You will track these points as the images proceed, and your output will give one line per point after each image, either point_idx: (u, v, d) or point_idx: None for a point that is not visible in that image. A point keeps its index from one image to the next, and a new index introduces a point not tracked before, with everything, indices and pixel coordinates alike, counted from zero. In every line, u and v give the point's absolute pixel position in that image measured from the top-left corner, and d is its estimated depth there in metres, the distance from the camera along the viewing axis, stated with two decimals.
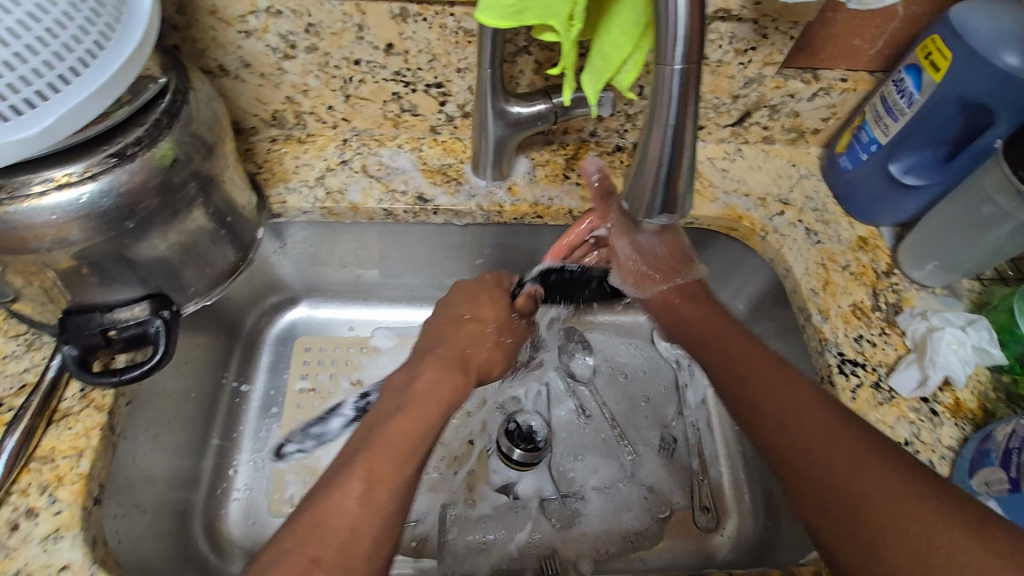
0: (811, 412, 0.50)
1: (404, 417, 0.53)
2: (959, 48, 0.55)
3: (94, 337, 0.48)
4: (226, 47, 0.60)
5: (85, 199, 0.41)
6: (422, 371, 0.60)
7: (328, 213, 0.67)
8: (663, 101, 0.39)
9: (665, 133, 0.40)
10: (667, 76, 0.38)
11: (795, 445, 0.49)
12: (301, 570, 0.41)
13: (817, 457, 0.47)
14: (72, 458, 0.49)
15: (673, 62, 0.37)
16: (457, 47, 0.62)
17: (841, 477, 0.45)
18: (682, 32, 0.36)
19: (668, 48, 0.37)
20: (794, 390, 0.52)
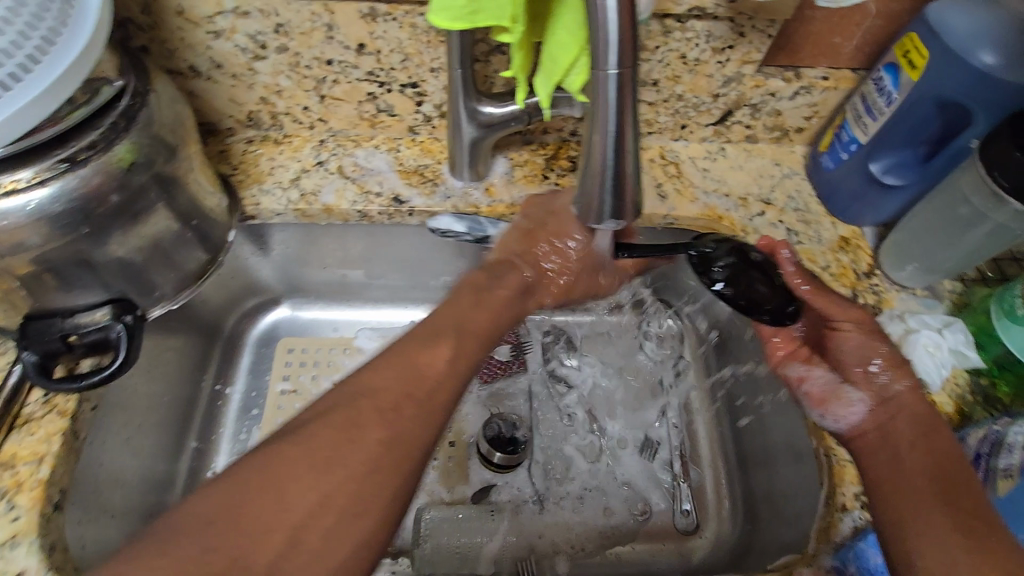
0: (950, 468, 0.49)
1: (403, 367, 0.48)
2: (934, 46, 0.54)
3: (54, 342, 0.48)
4: (195, 48, 0.59)
5: (33, 205, 0.41)
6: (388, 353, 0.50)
7: (303, 215, 0.67)
8: (602, 106, 0.38)
9: (605, 139, 0.39)
10: (602, 82, 0.37)
11: (914, 488, 0.49)
12: (296, 476, 0.40)
13: (941, 509, 0.47)
14: (32, 465, 0.48)
15: (608, 67, 0.36)
16: (429, 46, 0.61)
17: (948, 529, 0.45)
18: (614, 35, 0.35)
19: (604, 52, 0.36)
20: (941, 446, 0.50)
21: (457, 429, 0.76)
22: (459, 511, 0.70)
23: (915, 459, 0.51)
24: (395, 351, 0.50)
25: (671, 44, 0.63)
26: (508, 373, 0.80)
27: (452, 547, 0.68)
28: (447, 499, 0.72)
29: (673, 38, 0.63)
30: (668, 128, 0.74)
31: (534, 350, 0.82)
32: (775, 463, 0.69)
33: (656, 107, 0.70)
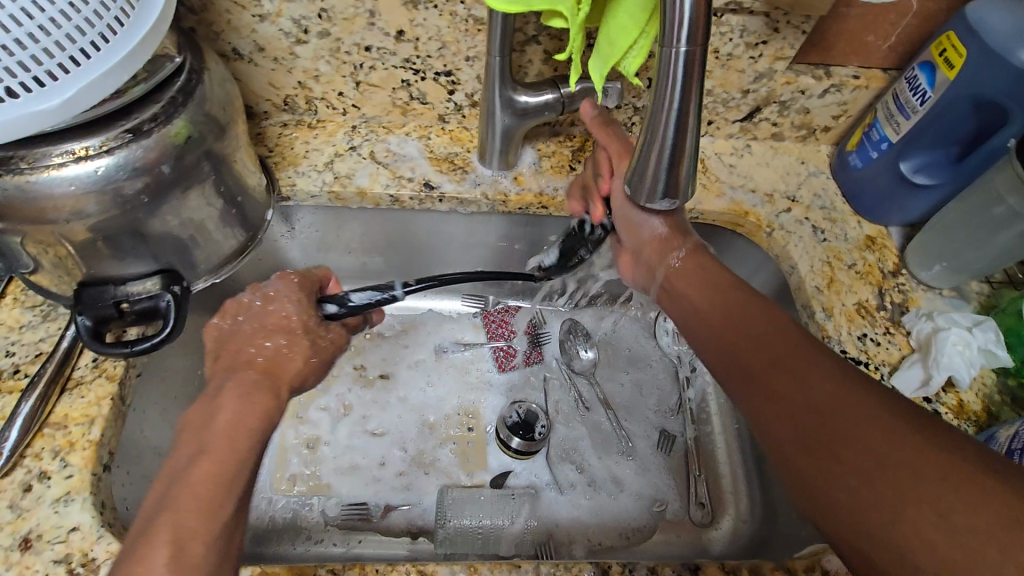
0: (800, 363, 0.46)
1: (189, 443, 0.45)
2: (973, 45, 0.55)
3: (107, 308, 0.49)
4: (240, 31, 0.61)
5: (101, 171, 0.42)
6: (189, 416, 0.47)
7: (336, 198, 0.68)
8: (666, 86, 0.39)
9: (668, 116, 0.40)
10: (671, 58, 0.38)
11: (783, 403, 0.45)
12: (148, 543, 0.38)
13: (800, 419, 0.44)
14: (83, 426, 0.50)
15: (678, 44, 0.37)
16: (467, 35, 0.62)
17: (823, 431, 0.42)
18: (686, 16, 0.36)
19: (674, 31, 0.37)
20: (783, 345, 0.48)
21: (478, 415, 0.77)
22: (480, 492, 0.71)
23: (765, 366, 0.48)
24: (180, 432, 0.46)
25: None
26: (527, 361, 0.81)
27: (473, 529, 0.67)
28: (468, 482, 0.73)
29: None
30: None
31: (552, 341, 0.83)
32: None
33: None
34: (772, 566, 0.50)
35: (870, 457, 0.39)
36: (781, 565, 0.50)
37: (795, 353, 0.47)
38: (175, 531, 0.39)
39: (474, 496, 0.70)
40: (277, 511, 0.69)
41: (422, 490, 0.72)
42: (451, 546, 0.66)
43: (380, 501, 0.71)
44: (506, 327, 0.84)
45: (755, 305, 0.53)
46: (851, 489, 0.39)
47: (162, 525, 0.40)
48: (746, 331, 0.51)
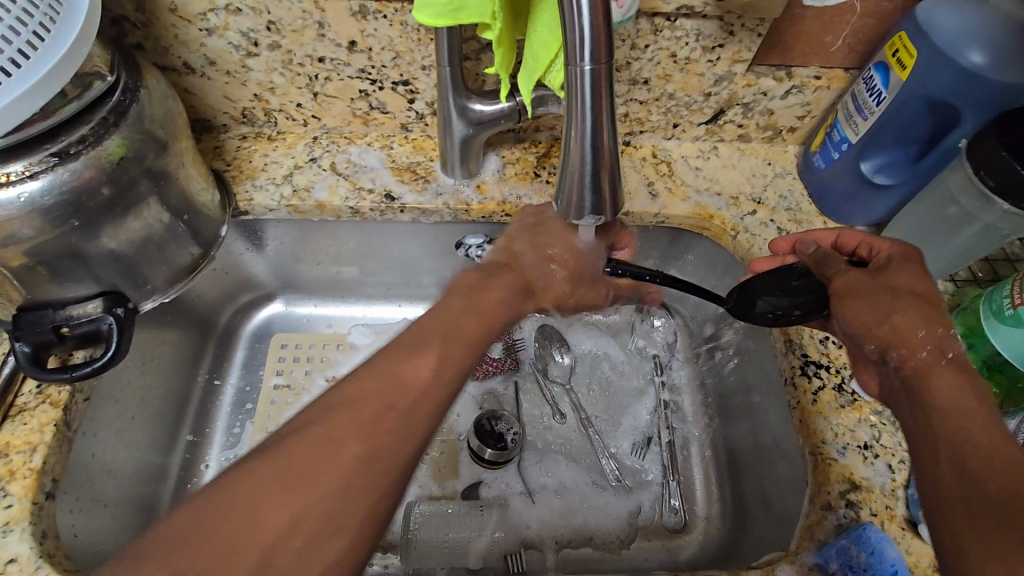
0: (958, 408, 0.42)
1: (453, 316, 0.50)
2: (922, 45, 0.55)
3: (46, 333, 0.48)
4: (189, 45, 0.60)
5: (26, 197, 0.42)
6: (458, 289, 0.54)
7: (295, 211, 0.68)
8: (577, 101, 0.38)
9: (582, 133, 0.39)
10: (576, 76, 0.37)
11: (934, 433, 0.42)
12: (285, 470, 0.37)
13: (947, 454, 0.40)
14: (25, 454, 0.49)
15: (582, 62, 0.36)
16: (420, 45, 0.61)
17: (967, 467, 0.39)
18: (587, 30, 0.35)
19: (577, 47, 0.36)
20: (947, 384, 0.44)
21: (450, 426, 0.77)
22: (447, 505, 0.70)
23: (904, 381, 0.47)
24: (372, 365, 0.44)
25: (661, 43, 0.63)
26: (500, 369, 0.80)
27: (440, 542, 0.66)
28: (437, 493, 0.72)
29: (663, 37, 0.63)
30: (660, 126, 0.74)
31: (527, 347, 0.82)
32: (767, 469, 0.68)
33: (647, 105, 0.70)
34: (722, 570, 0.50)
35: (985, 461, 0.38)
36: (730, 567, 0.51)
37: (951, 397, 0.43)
38: (441, 354, 0.46)
39: (441, 510, 0.69)
40: None
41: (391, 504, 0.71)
42: (419, 560, 0.66)
43: None
44: None
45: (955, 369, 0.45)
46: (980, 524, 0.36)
47: (436, 343, 0.47)
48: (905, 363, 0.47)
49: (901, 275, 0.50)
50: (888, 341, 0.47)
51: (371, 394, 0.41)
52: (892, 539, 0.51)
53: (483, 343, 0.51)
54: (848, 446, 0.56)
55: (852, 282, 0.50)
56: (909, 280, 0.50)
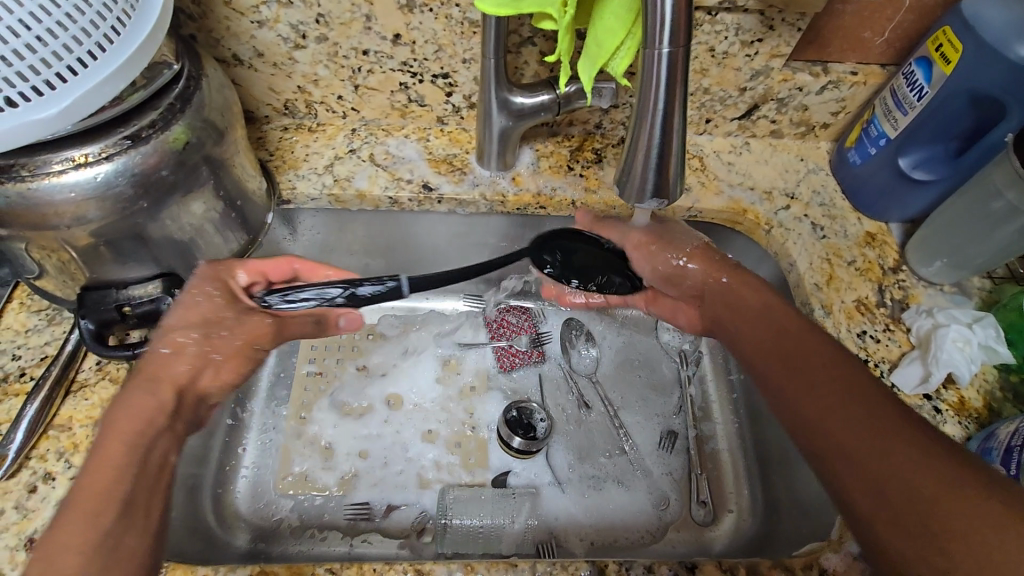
0: (843, 380, 0.47)
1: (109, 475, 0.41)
2: (969, 39, 0.55)
3: (109, 312, 0.50)
4: (239, 37, 0.61)
5: (101, 177, 0.43)
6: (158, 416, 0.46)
7: (336, 200, 0.69)
8: (652, 86, 0.39)
9: (655, 116, 0.40)
10: (654, 59, 0.38)
11: (825, 424, 0.46)
12: None
13: (839, 437, 0.45)
14: (87, 427, 0.51)
15: (660, 45, 0.37)
16: (462, 38, 0.63)
17: (866, 453, 0.43)
18: (668, 16, 0.36)
19: (655, 32, 0.37)
20: (829, 364, 0.49)
21: (479, 414, 0.78)
22: (480, 492, 0.72)
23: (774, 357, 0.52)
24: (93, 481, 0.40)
25: (700, 37, 0.64)
26: (529, 361, 0.82)
27: (474, 529, 0.68)
28: (469, 481, 0.73)
29: (702, 31, 0.63)
30: (693, 121, 0.74)
31: (553, 341, 0.84)
32: (795, 465, 0.68)
33: None
34: (769, 565, 0.49)
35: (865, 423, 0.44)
36: (778, 563, 0.49)
37: (836, 371, 0.48)
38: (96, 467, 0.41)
39: (475, 496, 0.71)
40: (282, 510, 0.70)
41: (422, 491, 0.72)
42: (452, 546, 0.67)
43: (382, 500, 0.71)
44: (509, 326, 0.84)
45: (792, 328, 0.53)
46: (892, 506, 0.41)
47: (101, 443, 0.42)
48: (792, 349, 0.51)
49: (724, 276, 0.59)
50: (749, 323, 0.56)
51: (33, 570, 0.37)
52: None
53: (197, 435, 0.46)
54: None
55: (718, 296, 0.59)
56: (712, 280, 0.60)
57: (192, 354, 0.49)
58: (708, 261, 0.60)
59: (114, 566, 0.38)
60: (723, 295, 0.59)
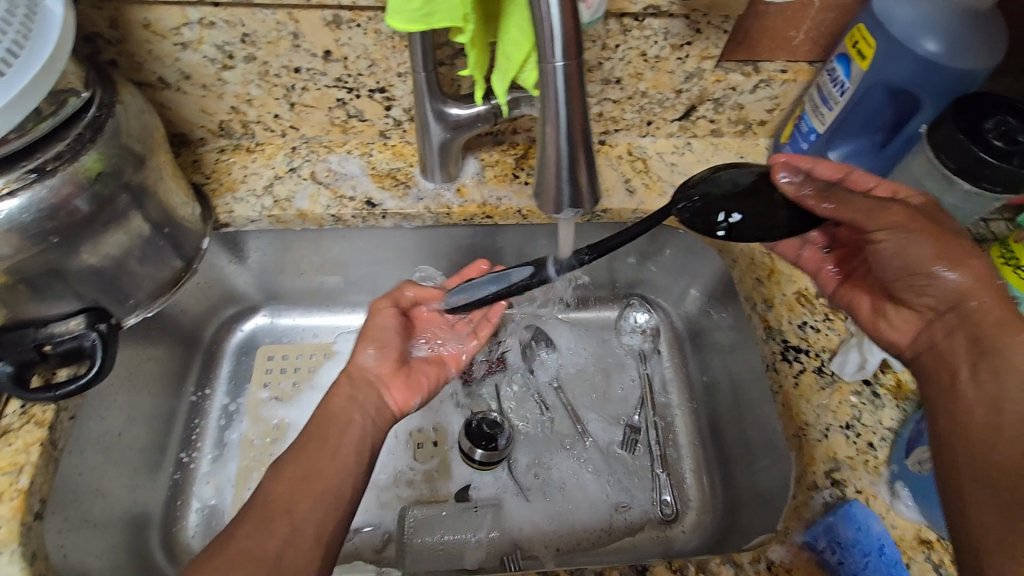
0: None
1: (340, 444, 0.54)
2: (880, 37, 0.56)
3: (28, 352, 0.49)
4: (163, 60, 0.60)
5: (4, 214, 0.42)
6: (347, 379, 0.61)
7: (277, 221, 0.68)
8: (552, 98, 0.39)
9: (557, 128, 0.41)
10: (550, 73, 0.38)
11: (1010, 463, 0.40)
12: (289, 503, 0.48)
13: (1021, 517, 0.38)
14: (11, 474, 0.49)
15: (554, 59, 0.38)
16: (395, 51, 0.62)
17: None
18: (558, 30, 0.37)
19: (548, 46, 0.37)
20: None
21: (440, 428, 0.77)
22: (439, 508, 0.70)
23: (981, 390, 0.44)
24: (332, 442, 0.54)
25: (631, 42, 0.65)
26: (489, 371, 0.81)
27: (436, 545, 0.67)
28: (429, 497, 0.72)
29: (633, 36, 0.64)
30: (635, 124, 0.75)
31: (513, 350, 0.83)
32: (755, 453, 0.68)
33: (622, 104, 0.72)
34: (718, 561, 0.50)
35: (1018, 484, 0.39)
36: (727, 560, 0.50)
37: None
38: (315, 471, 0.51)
39: (437, 514, 0.69)
40: None
41: (383, 511, 0.71)
42: (415, 563, 0.66)
43: None
44: None
45: (948, 313, 0.48)
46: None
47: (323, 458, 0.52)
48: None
49: (953, 272, 0.47)
50: (978, 331, 0.45)
51: (298, 478, 0.50)
52: (878, 515, 0.52)
53: (315, 446, 0.53)
54: (831, 426, 0.58)
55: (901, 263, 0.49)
56: (973, 298, 0.46)
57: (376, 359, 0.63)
58: (1005, 316, 0.45)
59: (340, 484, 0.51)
60: (966, 296, 0.47)
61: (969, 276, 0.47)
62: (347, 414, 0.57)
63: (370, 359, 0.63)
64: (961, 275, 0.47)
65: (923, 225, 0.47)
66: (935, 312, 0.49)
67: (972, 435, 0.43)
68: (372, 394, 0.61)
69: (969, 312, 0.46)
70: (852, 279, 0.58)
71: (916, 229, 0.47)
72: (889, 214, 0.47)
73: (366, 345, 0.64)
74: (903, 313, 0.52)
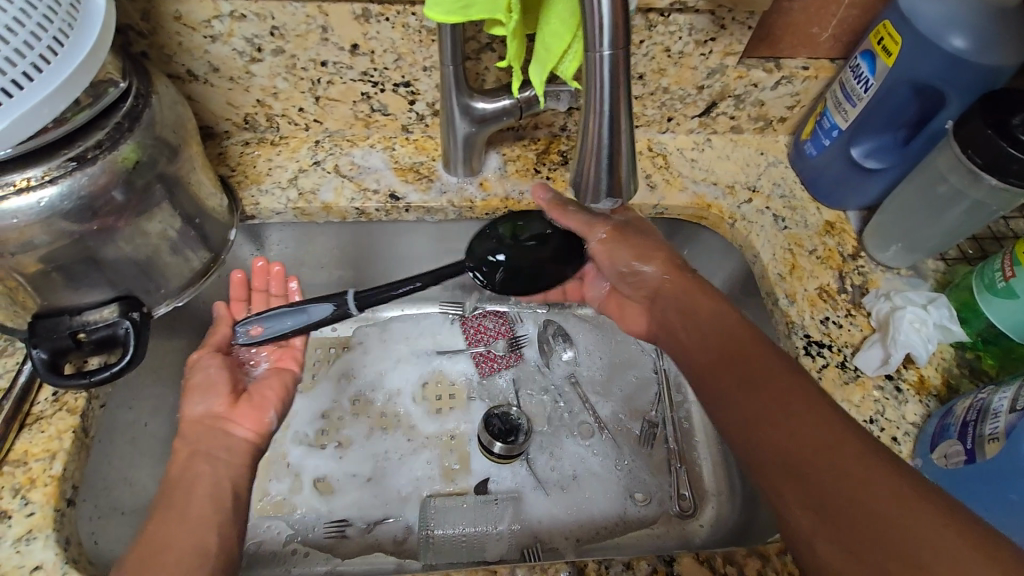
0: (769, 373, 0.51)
1: (177, 504, 0.51)
2: (907, 33, 0.57)
3: (63, 339, 0.49)
4: (193, 52, 0.60)
5: (44, 202, 0.42)
6: (180, 443, 0.57)
7: (302, 213, 0.68)
8: (597, 87, 0.40)
9: (601, 118, 0.41)
10: (597, 63, 0.39)
11: (790, 448, 0.46)
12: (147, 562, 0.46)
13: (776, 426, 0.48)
14: (45, 460, 0.50)
15: (601, 49, 0.38)
16: (421, 46, 0.63)
17: (792, 440, 0.46)
18: (607, 19, 0.37)
19: (596, 36, 0.38)
20: (806, 400, 0.48)
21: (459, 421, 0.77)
22: (460, 500, 0.71)
23: (741, 382, 0.53)
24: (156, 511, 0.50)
25: (655, 38, 0.65)
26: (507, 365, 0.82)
27: (457, 538, 0.67)
28: (448, 489, 0.73)
29: (657, 32, 0.65)
30: (655, 120, 0.76)
31: (530, 344, 0.84)
32: None
33: (643, 100, 0.72)
34: (745, 552, 0.50)
35: (833, 465, 0.43)
36: (754, 550, 0.50)
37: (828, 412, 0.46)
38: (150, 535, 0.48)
39: (457, 504, 0.70)
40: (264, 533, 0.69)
41: (403, 503, 0.72)
42: (435, 556, 0.66)
43: (362, 517, 0.70)
44: (485, 332, 0.84)
45: (669, 305, 0.63)
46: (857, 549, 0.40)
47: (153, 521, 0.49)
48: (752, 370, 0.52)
49: (654, 265, 0.64)
50: (722, 330, 0.57)
51: (156, 542, 0.47)
52: None
53: (172, 508, 0.50)
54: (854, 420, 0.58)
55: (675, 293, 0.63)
56: (666, 283, 0.63)
57: (203, 408, 0.59)
58: (707, 302, 0.60)
59: (206, 536, 0.49)
60: (693, 289, 0.61)
61: (671, 271, 0.63)
62: (191, 470, 0.54)
63: (201, 407, 0.59)
64: (654, 268, 0.64)
65: (623, 236, 0.65)
66: (650, 298, 0.66)
67: (776, 433, 0.48)
68: (216, 443, 0.57)
69: (677, 296, 0.62)
70: (613, 295, 0.71)
71: (609, 239, 0.65)
72: (596, 229, 0.65)
73: (193, 394, 0.60)
74: (642, 317, 0.68)
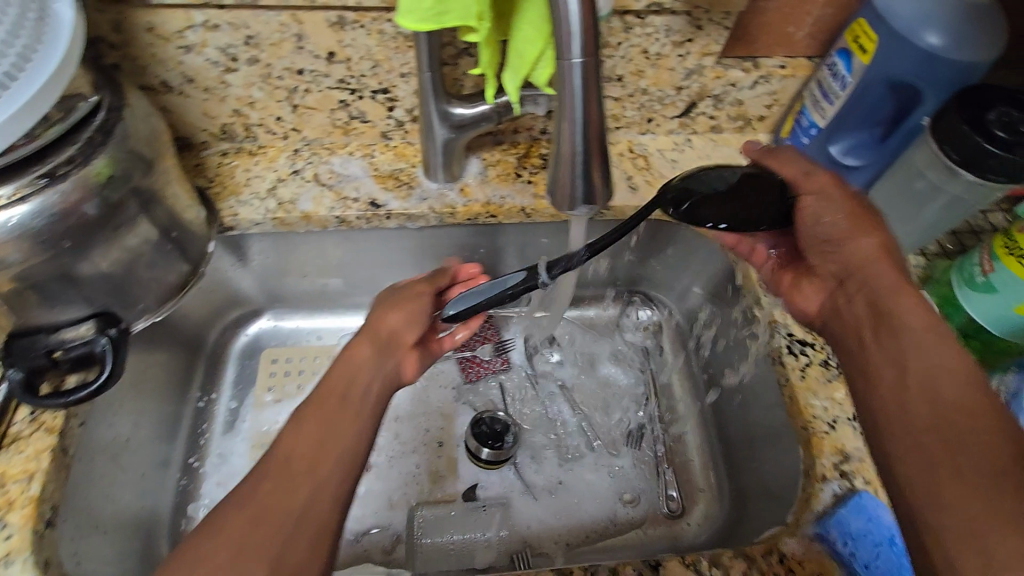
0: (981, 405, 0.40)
1: (334, 449, 0.49)
2: (882, 31, 0.57)
3: (39, 358, 0.49)
4: (166, 63, 0.60)
5: (15, 220, 0.42)
6: (367, 336, 0.60)
7: (281, 224, 0.67)
8: (568, 94, 0.40)
9: (574, 124, 0.42)
10: (568, 70, 0.39)
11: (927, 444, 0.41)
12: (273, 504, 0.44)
13: (948, 462, 0.39)
14: (23, 482, 0.49)
15: (572, 56, 0.38)
16: (398, 52, 0.62)
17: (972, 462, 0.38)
18: (576, 27, 0.37)
19: (567, 43, 0.38)
20: (956, 387, 0.42)
21: (446, 428, 0.77)
22: (449, 509, 0.71)
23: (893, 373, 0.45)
24: (314, 433, 0.50)
25: (633, 39, 0.65)
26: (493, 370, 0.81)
27: (445, 546, 0.68)
28: (436, 496, 0.72)
29: (635, 34, 0.65)
30: (635, 122, 0.76)
31: (517, 347, 0.84)
32: (759, 447, 0.69)
33: (623, 102, 0.72)
34: (729, 554, 0.50)
35: (962, 472, 0.38)
36: (738, 552, 0.50)
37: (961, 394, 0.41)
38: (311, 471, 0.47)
39: (444, 514, 0.70)
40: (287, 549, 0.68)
41: (392, 512, 0.71)
42: (425, 564, 0.67)
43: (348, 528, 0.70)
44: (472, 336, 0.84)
45: (828, 280, 0.54)
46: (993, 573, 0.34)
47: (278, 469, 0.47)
48: (911, 364, 0.44)
49: (867, 238, 0.52)
50: (876, 295, 0.49)
51: (277, 488, 0.45)
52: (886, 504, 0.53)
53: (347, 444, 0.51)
54: (838, 418, 0.58)
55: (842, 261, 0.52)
56: (869, 258, 0.51)
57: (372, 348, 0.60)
58: (886, 270, 0.50)
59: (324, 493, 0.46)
60: (850, 264, 0.52)
61: (876, 243, 0.51)
62: (348, 378, 0.56)
63: (400, 320, 0.63)
64: (871, 241, 0.51)
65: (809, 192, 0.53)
66: (838, 279, 0.53)
67: (911, 425, 0.42)
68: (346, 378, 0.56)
69: (864, 275, 0.51)
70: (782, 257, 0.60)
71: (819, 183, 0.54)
72: (815, 178, 0.54)
73: (400, 307, 0.64)
74: (810, 289, 0.56)
